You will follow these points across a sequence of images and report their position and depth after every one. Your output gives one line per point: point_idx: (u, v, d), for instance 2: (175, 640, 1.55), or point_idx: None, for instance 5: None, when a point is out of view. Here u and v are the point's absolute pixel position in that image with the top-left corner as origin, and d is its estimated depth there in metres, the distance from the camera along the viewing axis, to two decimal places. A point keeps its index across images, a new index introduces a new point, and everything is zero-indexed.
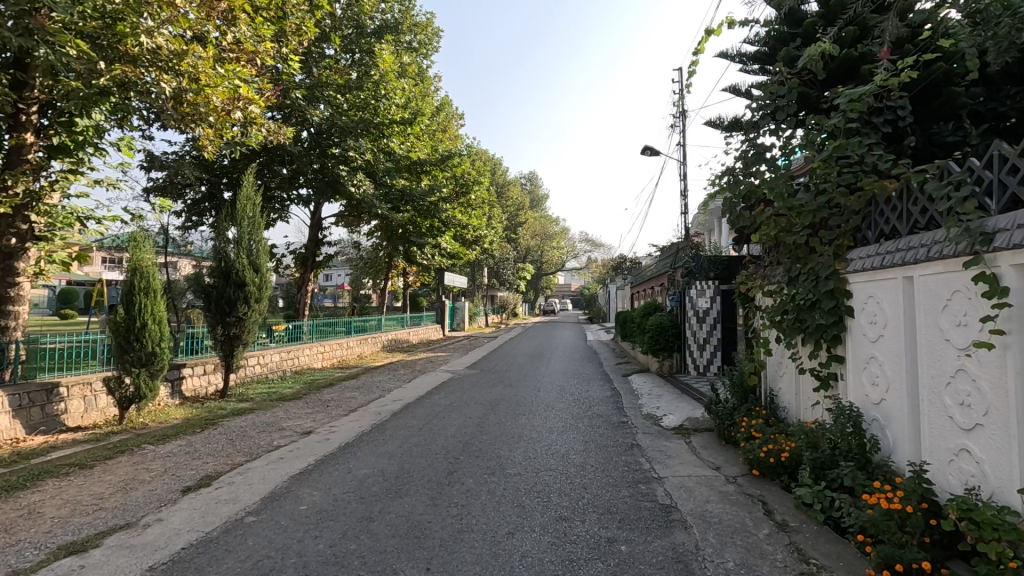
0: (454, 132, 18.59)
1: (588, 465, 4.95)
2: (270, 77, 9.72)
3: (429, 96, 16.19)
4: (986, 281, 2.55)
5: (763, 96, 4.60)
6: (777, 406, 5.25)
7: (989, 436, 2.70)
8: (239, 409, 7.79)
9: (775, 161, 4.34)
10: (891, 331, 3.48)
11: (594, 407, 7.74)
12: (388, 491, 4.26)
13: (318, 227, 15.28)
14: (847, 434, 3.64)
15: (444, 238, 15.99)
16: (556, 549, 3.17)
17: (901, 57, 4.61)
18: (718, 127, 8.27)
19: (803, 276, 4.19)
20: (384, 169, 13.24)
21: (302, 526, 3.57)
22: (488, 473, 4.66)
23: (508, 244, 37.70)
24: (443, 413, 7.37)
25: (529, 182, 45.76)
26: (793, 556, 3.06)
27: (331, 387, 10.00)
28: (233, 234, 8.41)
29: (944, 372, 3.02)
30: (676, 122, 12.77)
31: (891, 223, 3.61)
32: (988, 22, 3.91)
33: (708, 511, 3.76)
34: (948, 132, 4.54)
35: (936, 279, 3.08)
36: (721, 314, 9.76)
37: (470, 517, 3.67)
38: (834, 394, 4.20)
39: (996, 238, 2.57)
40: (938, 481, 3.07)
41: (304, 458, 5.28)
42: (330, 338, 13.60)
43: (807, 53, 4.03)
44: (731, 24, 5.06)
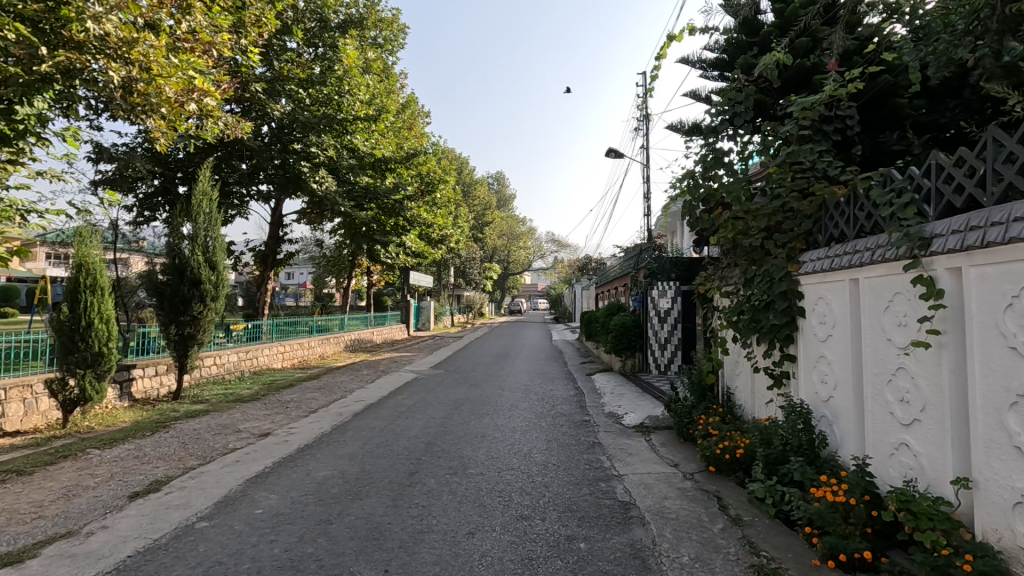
0: (420, 129, 18.41)
1: (550, 463, 4.98)
2: (228, 68, 9.43)
3: (395, 93, 16.05)
4: (924, 283, 2.70)
5: (722, 101, 4.72)
6: (734, 404, 5.41)
7: (926, 430, 2.84)
8: (194, 411, 7.53)
9: (733, 165, 4.47)
10: (839, 331, 3.62)
11: (557, 406, 7.82)
12: (347, 492, 4.19)
13: (279, 224, 14.95)
14: (798, 431, 3.80)
15: (409, 237, 15.80)
16: (516, 548, 3.19)
17: (849, 69, 4.81)
18: (679, 130, 8.45)
19: (759, 278, 4.35)
20: (348, 166, 13.07)
21: (257, 530, 3.48)
22: (451, 474, 4.63)
23: (476, 243, 37.62)
24: (407, 414, 7.31)
25: (495, 181, 45.87)
26: (745, 549, 3.15)
27: (290, 388, 9.77)
28: (188, 229, 8.15)
29: (886, 370, 3.17)
30: (640, 126, 13.00)
31: (839, 227, 3.75)
32: (930, 37, 4.10)
33: (666, 508, 3.84)
34: (894, 140, 4.76)
35: (880, 281, 3.23)
36: (682, 315, 9.98)
37: (431, 518, 3.65)
38: (787, 391, 4.35)
39: (933, 241, 2.73)
40: (880, 473, 3.21)
41: (261, 460, 5.14)
42: (292, 338, 13.29)
43: (761, 63, 4.13)
44: (692, 31, 5.17)
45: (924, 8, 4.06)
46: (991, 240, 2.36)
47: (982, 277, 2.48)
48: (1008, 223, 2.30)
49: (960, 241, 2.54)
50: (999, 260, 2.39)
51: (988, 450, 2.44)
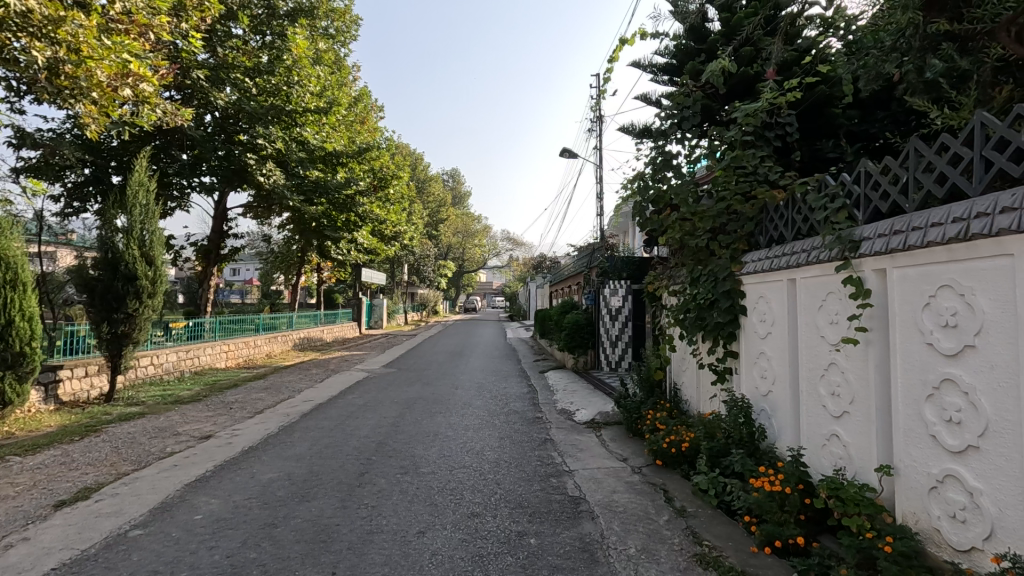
0: (373, 124, 18.06)
1: (502, 461, 5.00)
2: (167, 53, 8.95)
3: (346, 86, 15.68)
4: (853, 284, 2.87)
5: (671, 106, 4.85)
6: (680, 399, 5.58)
7: (854, 422, 3.02)
8: (128, 414, 7.13)
9: (681, 168, 4.61)
10: (778, 328, 3.80)
11: (509, 404, 7.84)
12: (294, 495, 4.08)
13: (223, 218, 14.35)
14: (739, 425, 3.97)
15: (360, 233, 15.45)
16: (467, 546, 3.18)
17: (787, 78, 5.05)
18: (630, 132, 8.63)
19: (704, 277, 4.52)
20: (297, 159, 12.70)
21: (196, 537, 3.34)
22: (402, 473, 4.58)
23: (430, 241, 37.23)
24: (357, 413, 7.17)
25: (450, 178, 45.56)
26: (688, 539, 3.27)
27: (235, 388, 9.42)
28: (123, 222, 7.70)
29: (818, 365, 3.35)
30: (594, 127, 13.19)
31: (779, 230, 3.92)
32: (861, 51, 4.35)
33: (615, 501, 3.92)
34: (829, 148, 5.02)
35: (814, 281, 3.40)
36: (632, 313, 10.19)
37: (381, 518, 3.60)
38: (730, 386, 4.53)
39: (861, 244, 2.91)
40: (813, 462, 3.39)
41: (201, 464, 4.93)
42: (236, 337, 12.78)
43: (707, 69, 4.27)
44: (643, 36, 5.30)
45: (857, 23, 4.30)
46: (911, 243, 2.53)
47: (904, 278, 2.66)
48: (927, 228, 2.48)
49: (885, 244, 2.71)
50: (919, 262, 2.57)
51: (907, 439, 2.63)
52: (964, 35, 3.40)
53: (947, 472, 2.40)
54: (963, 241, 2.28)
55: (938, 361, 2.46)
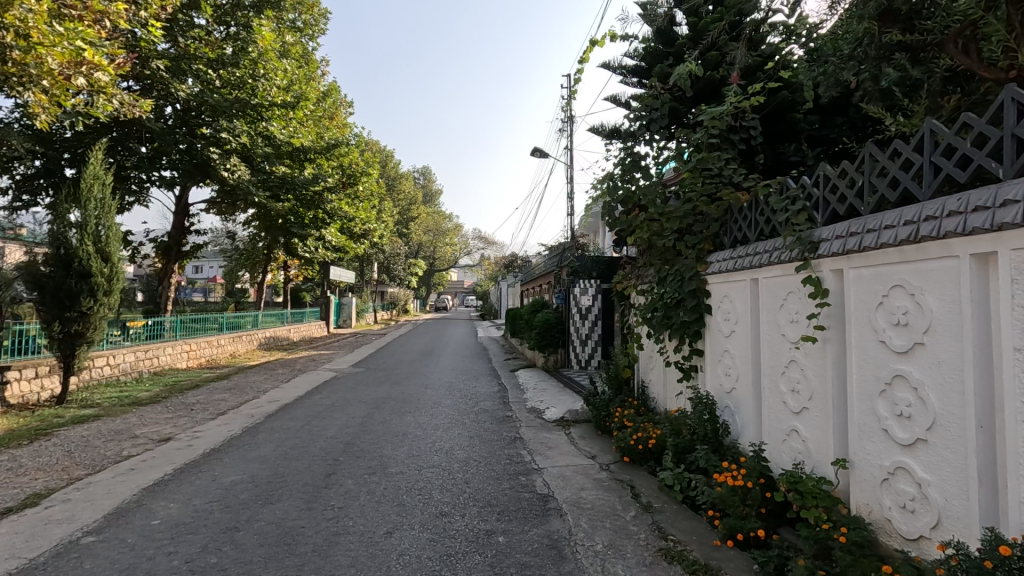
0: (342, 119, 17.77)
1: (471, 460, 4.99)
2: (124, 41, 8.61)
3: (314, 80, 15.39)
4: (812, 284, 2.97)
5: (640, 107, 4.92)
6: (648, 397, 5.67)
7: (812, 417, 3.12)
8: (82, 416, 6.85)
9: (649, 169, 4.68)
10: (741, 327, 3.89)
11: (480, 402, 7.83)
12: (258, 497, 3.99)
13: (184, 213, 13.91)
14: (704, 421, 4.06)
15: (328, 231, 15.18)
16: (435, 546, 3.17)
17: (751, 83, 5.18)
18: (600, 132, 8.71)
19: (671, 277, 4.61)
20: (262, 154, 12.40)
21: (153, 542, 3.23)
22: (370, 473, 4.53)
23: (401, 239, 36.85)
24: (324, 413, 7.04)
25: (422, 175, 45.18)
26: (654, 534, 3.32)
27: (196, 388, 9.14)
28: (77, 217, 7.40)
29: (779, 363, 3.45)
30: (565, 127, 13.27)
31: (743, 230, 4.02)
32: (821, 59, 4.49)
33: (583, 498, 3.96)
34: (791, 151, 5.17)
35: (775, 281, 3.50)
36: (602, 312, 10.29)
37: (348, 519, 3.55)
38: (696, 383, 4.62)
39: (820, 245, 3.01)
40: (773, 457, 3.49)
41: (160, 467, 4.77)
42: (198, 336, 12.41)
43: (675, 72, 4.34)
44: (613, 38, 5.36)
45: (818, 31, 4.44)
46: (866, 244, 2.63)
47: (859, 278, 2.76)
48: (880, 230, 2.58)
49: (842, 245, 2.81)
50: (872, 263, 2.67)
51: (862, 433, 2.73)
52: (916, 46, 3.55)
53: (898, 464, 2.50)
54: (914, 243, 2.38)
55: (890, 358, 2.56)
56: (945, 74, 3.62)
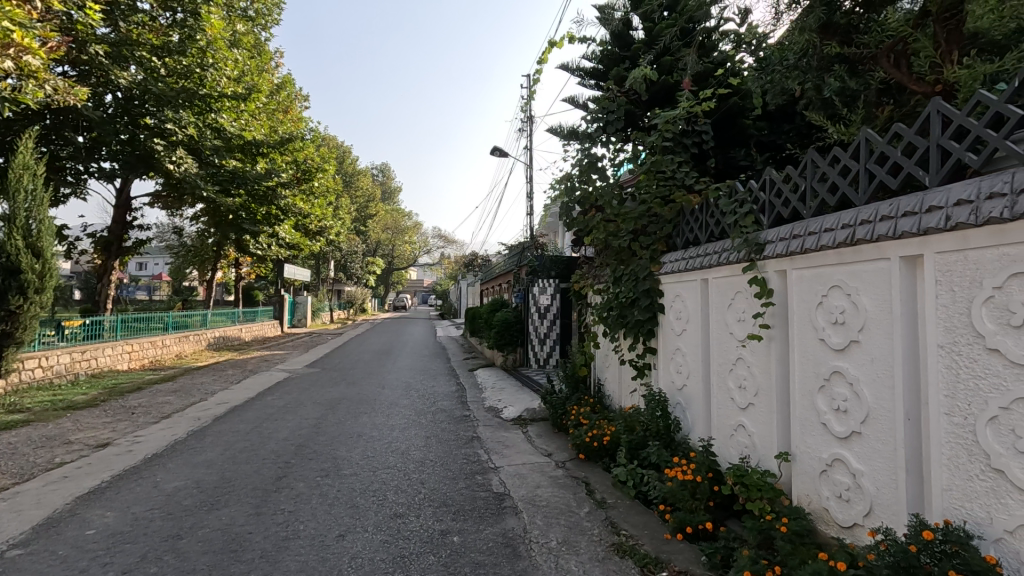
0: (296, 113, 17.28)
1: (427, 460, 4.95)
2: (58, 24, 8.11)
3: (267, 72, 14.91)
4: (758, 284, 3.09)
5: (597, 109, 4.98)
6: (603, 394, 5.76)
7: (758, 412, 3.24)
8: (10, 421, 6.42)
9: (606, 170, 4.75)
10: (692, 326, 4.00)
11: (437, 402, 7.78)
12: (203, 503, 3.84)
13: (126, 207, 13.23)
14: (656, 418, 4.16)
15: (282, 227, 14.75)
16: (388, 547, 3.13)
17: (703, 88, 5.33)
18: (559, 133, 8.78)
19: (626, 276, 4.71)
20: (211, 147, 11.92)
21: (87, 554, 3.06)
22: (322, 476, 4.44)
23: (358, 236, 36.13)
24: (276, 415, 6.84)
25: (380, 172, 44.46)
26: (607, 530, 3.38)
27: (138, 391, 8.71)
28: (4, 208, 6.95)
29: (727, 360, 3.57)
30: (524, 127, 13.31)
31: (694, 232, 4.12)
32: (769, 68, 4.67)
33: (538, 496, 3.99)
34: (741, 156, 5.36)
35: (724, 281, 3.62)
36: (560, 311, 10.40)
37: (298, 523, 3.46)
38: (649, 381, 4.73)
39: (766, 246, 3.13)
40: (721, 452, 3.61)
41: (96, 474, 4.53)
42: (141, 336, 11.82)
43: (631, 76, 4.41)
44: (571, 40, 5.42)
45: (767, 41, 4.59)
46: (807, 247, 2.76)
47: (801, 279, 2.88)
48: (821, 233, 2.70)
49: (786, 247, 2.94)
50: (813, 264, 2.80)
51: (803, 427, 2.85)
52: (854, 59, 3.75)
53: (835, 456, 2.62)
54: (850, 246, 2.50)
55: (829, 355, 2.69)
56: (880, 87, 3.83)
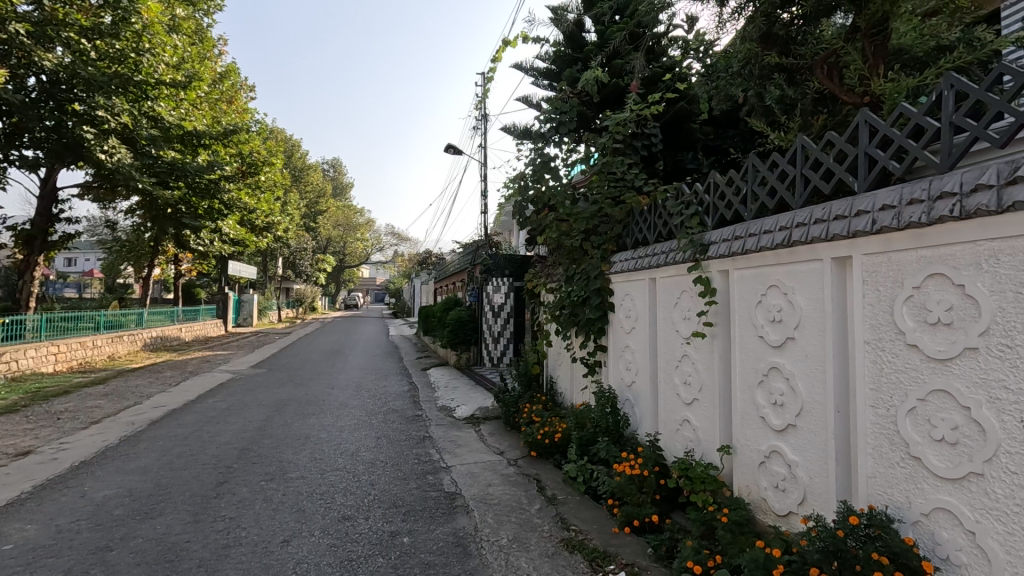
0: (241, 104, 16.61)
1: (378, 461, 4.88)
2: None
3: (209, 60, 14.26)
4: (702, 283, 3.19)
5: (550, 110, 5.01)
6: (555, 392, 5.83)
7: (702, 407, 3.35)
8: None
9: (558, 170, 4.79)
10: (640, 324, 4.10)
11: (388, 402, 7.67)
12: (136, 512, 3.64)
13: (52, 198, 12.37)
14: (606, 414, 4.24)
15: (225, 223, 14.16)
16: (335, 551, 3.06)
17: (652, 92, 5.47)
18: (513, 132, 8.81)
19: (578, 276, 4.78)
20: (147, 136, 11.30)
21: (3, 570, 2.85)
22: (267, 480, 4.29)
23: (308, 233, 35.08)
24: (218, 418, 6.57)
25: (331, 167, 43.31)
26: (557, 525, 3.42)
27: (65, 395, 8.16)
28: None
29: (673, 357, 3.67)
30: (478, 125, 13.28)
31: (643, 232, 4.22)
32: (714, 75, 4.84)
33: (490, 494, 4.00)
34: (689, 159, 5.53)
35: (670, 280, 3.73)
36: (514, 310, 10.44)
37: (240, 530, 3.34)
38: (599, 378, 4.81)
39: (710, 247, 3.25)
40: (667, 446, 3.72)
41: (15, 485, 4.22)
42: (69, 336, 11.09)
43: (583, 77, 4.47)
44: (525, 39, 5.44)
45: (714, 48, 4.74)
46: (748, 248, 2.87)
47: (742, 278, 3.00)
48: (761, 235, 2.82)
49: (729, 248, 3.05)
50: (753, 265, 2.92)
51: (743, 421, 2.97)
52: (792, 68, 3.92)
53: (772, 447, 2.74)
54: (787, 247, 2.63)
55: (767, 352, 2.81)
56: (815, 96, 4.04)
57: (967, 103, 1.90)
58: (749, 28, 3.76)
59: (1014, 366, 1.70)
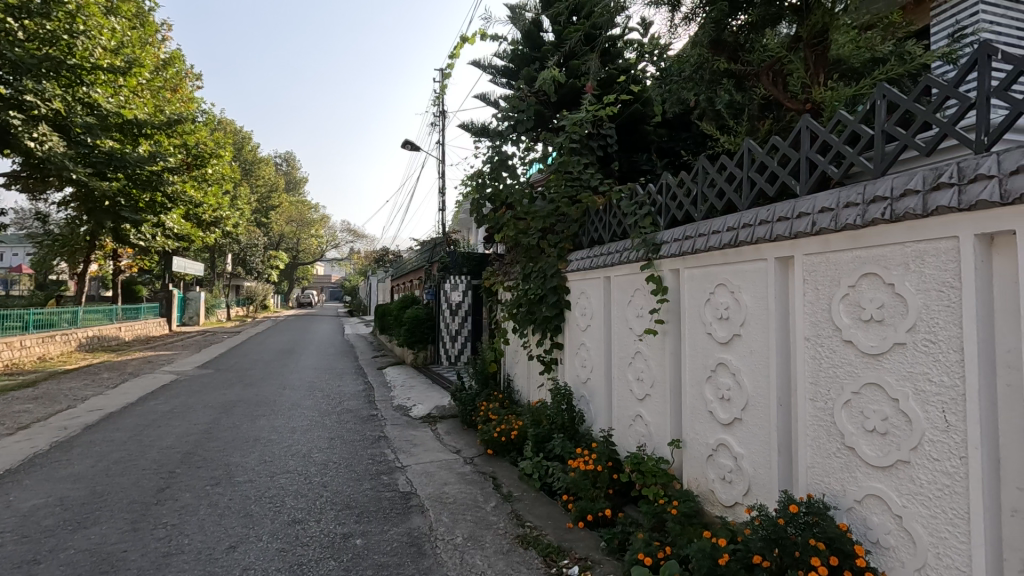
0: (187, 93, 15.90)
1: (331, 462, 4.77)
2: None
3: (151, 45, 13.59)
4: (655, 282, 3.27)
5: (508, 108, 5.01)
6: (512, 389, 5.85)
7: (654, 403, 3.43)
8: None
9: (516, 169, 4.80)
10: (596, 322, 4.16)
11: (342, 402, 7.51)
12: (68, 522, 3.44)
13: None
14: (562, 411, 4.28)
15: (169, 217, 13.52)
16: (285, 555, 2.98)
17: (608, 93, 5.56)
18: (470, 129, 8.78)
19: (535, 274, 4.80)
20: (82, 124, 10.67)
21: None
22: (212, 484, 4.13)
23: (259, 229, 33.91)
24: (160, 421, 6.28)
25: (284, 161, 42.00)
26: (512, 522, 3.43)
27: None
28: None
29: (627, 354, 3.75)
30: (436, 121, 13.17)
31: (598, 232, 4.27)
32: (668, 78, 4.96)
33: (445, 493, 3.97)
34: (643, 160, 5.65)
35: (624, 279, 3.80)
36: (471, 308, 10.40)
37: (183, 537, 3.20)
38: (556, 375, 4.86)
39: (661, 246, 3.33)
40: (621, 441, 3.79)
41: None
42: None
43: (540, 77, 4.48)
44: (483, 37, 5.43)
45: (668, 52, 4.85)
46: (697, 247, 2.96)
47: (692, 277, 3.09)
48: (710, 234, 2.91)
49: (680, 247, 3.13)
50: (702, 264, 3.01)
51: (692, 416, 3.06)
52: (740, 74, 4.06)
53: (719, 441, 2.84)
54: (734, 247, 2.72)
55: (715, 348, 2.90)
56: (761, 102, 4.20)
57: (897, 113, 2.02)
58: (700, 34, 3.87)
59: (938, 360, 1.81)
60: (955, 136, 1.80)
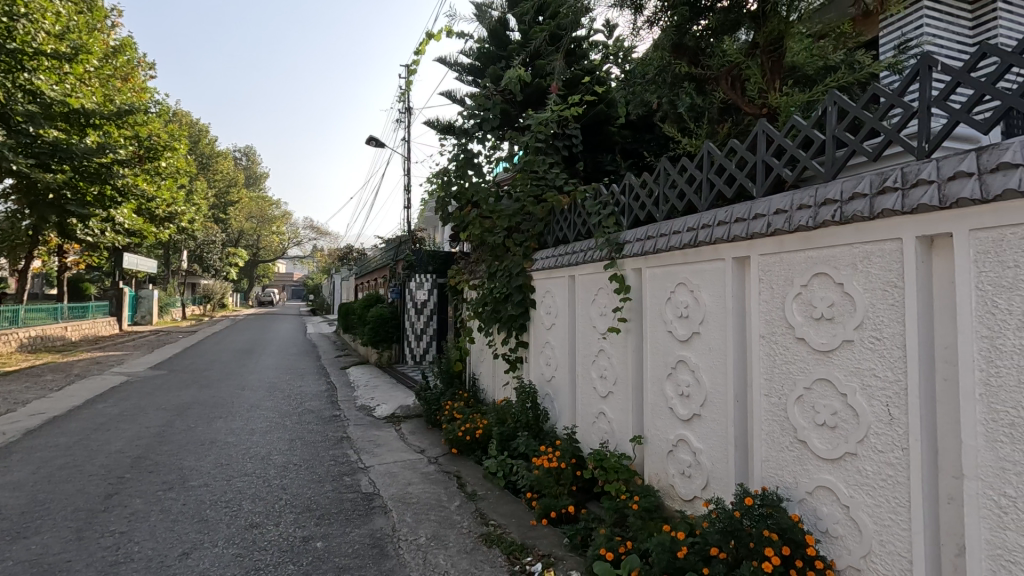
0: (139, 82, 15.25)
1: (291, 464, 4.66)
2: None
3: (99, 32, 12.97)
4: (618, 280, 3.32)
5: (474, 106, 4.99)
6: (477, 388, 5.84)
7: (617, 400, 3.48)
8: None
9: (481, 167, 4.79)
10: (560, 320, 4.19)
11: (304, 403, 7.35)
12: (5, 532, 3.25)
13: None
14: (526, 409, 4.30)
15: (120, 211, 12.93)
16: (241, 561, 2.89)
17: (573, 93, 5.60)
18: (436, 126, 8.71)
19: (501, 273, 4.80)
20: (23, 112, 10.11)
21: None
22: (165, 489, 3.98)
23: (217, 225, 32.82)
24: (108, 425, 6.01)
25: (243, 156, 40.75)
26: (476, 521, 3.43)
27: None
28: None
29: (590, 352, 3.79)
30: (402, 118, 13.01)
31: (563, 231, 4.31)
32: (631, 80, 5.03)
33: (409, 493, 3.94)
34: (608, 161, 5.72)
35: (588, 277, 3.84)
36: (437, 307, 10.31)
37: (132, 545, 3.07)
38: (521, 373, 4.87)
39: (624, 246, 3.38)
40: (584, 438, 3.83)
41: None
42: None
43: (506, 75, 4.47)
44: (449, 33, 5.38)
45: (633, 54, 4.90)
46: (659, 247, 3.02)
47: (653, 277, 3.15)
48: (671, 234, 2.96)
49: (642, 247, 3.19)
50: (663, 263, 3.07)
51: (654, 412, 3.12)
52: (700, 78, 4.15)
53: (679, 437, 2.90)
54: (694, 247, 2.78)
55: (675, 346, 2.96)
56: (721, 106, 4.30)
57: (846, 119, 2.10)
58: (661, 36, 3.92)
59: (882, 356, 1.89)
60: (899, 143, 1.89)
